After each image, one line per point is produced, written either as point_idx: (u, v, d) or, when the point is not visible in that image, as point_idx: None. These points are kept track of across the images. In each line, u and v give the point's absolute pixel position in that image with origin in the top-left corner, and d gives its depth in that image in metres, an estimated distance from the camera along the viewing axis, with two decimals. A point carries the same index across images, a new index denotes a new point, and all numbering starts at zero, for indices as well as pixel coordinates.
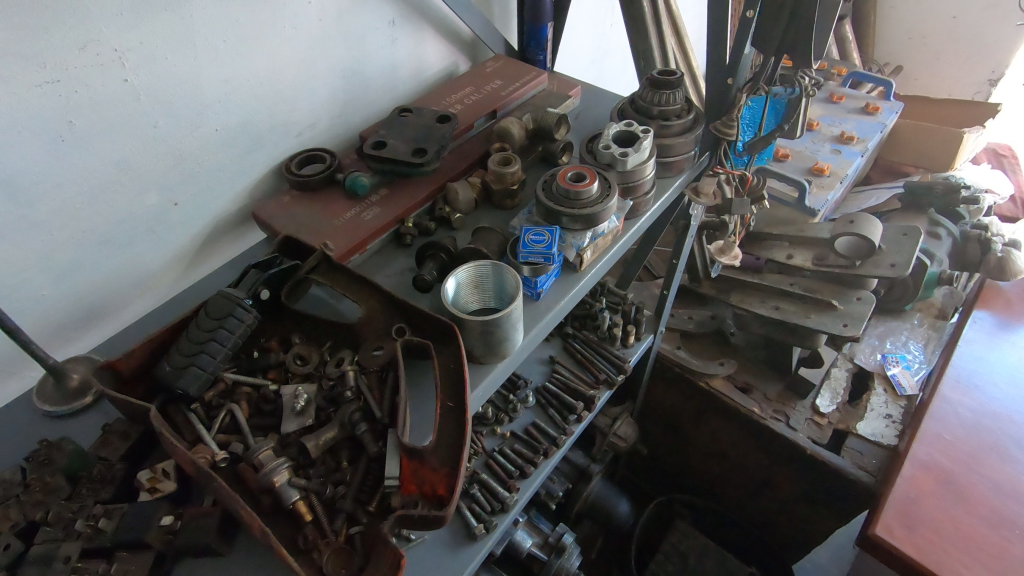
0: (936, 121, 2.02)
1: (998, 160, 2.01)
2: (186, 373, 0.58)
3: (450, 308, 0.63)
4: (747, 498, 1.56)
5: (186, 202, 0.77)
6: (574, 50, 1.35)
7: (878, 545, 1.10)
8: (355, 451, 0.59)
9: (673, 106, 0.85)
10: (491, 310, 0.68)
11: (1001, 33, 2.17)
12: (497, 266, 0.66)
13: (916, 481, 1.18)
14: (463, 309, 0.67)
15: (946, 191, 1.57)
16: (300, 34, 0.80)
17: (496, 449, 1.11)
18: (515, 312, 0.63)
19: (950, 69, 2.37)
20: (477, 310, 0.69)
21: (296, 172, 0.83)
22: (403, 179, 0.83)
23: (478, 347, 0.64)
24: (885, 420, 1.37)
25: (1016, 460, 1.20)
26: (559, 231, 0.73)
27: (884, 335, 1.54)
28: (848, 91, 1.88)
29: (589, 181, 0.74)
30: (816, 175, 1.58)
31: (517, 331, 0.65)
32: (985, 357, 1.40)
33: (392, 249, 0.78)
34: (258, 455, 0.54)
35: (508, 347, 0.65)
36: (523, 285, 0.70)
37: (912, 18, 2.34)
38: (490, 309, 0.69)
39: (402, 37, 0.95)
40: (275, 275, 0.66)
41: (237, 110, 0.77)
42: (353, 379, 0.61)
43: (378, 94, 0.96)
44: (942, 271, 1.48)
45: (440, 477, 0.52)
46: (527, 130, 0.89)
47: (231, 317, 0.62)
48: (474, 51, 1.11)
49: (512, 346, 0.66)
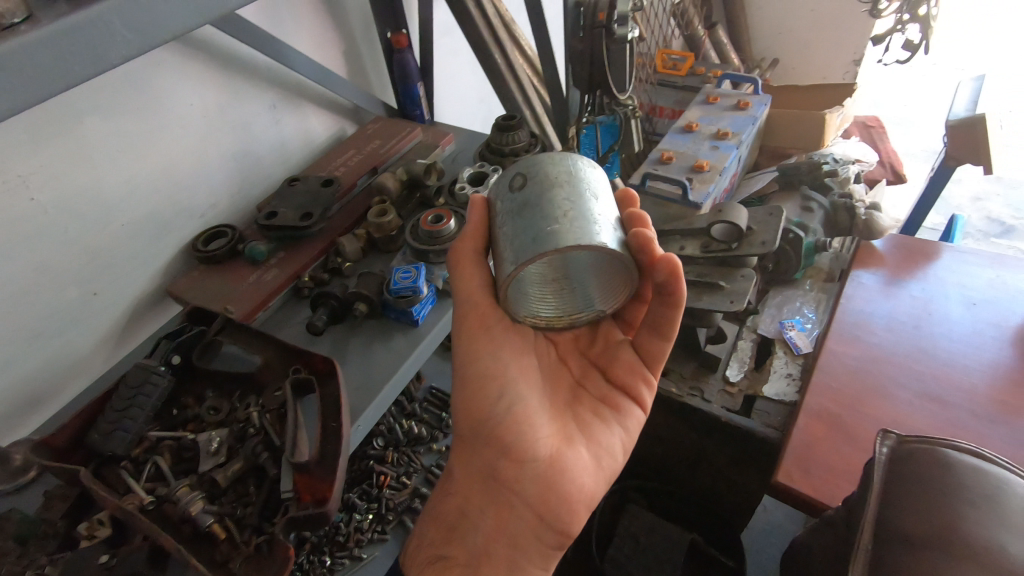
0: (804, 106, 2.25)
1: (868, 131, 2.24)
2: (112, 436, 0.69)
3: (566, 316, 0.85)
4: (690, 473, 1.65)
5: (105, 289, 0.88)
6: (461, 97, 1.51)
7: (784, 491, 1.20)
8: (260, 477, 0.71)
9: (521, 144, 1.02)
10: (633, 232, 0.72)
11: (854, 23, 2.48)
12: (623, 190, 0.81)
13: (810, 429, 1.28)
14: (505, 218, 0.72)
15: (811, 169, 1.82)
16: (187, 131, 0.93)
17: (434, 464, 1.25)
18: (534, 186, 0.70)
19: (821, 56, 2.65)
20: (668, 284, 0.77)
21: (202, 249, 0.94)
22: (296, 241, 0.95)
23: (504, 225, 0.71)
24: (786, 379, 1.52)
25: (894, 396, 1.31)
26: (426, 268, 0.88)
27: (781, 305, 1.71)
28: (723, 91, 2.07)
29: (446, 221, 0.89)
30: (698, 171, 1.74)
31: (548, 198, 0.68)
32: (865, 311, 1.53)
33: (293, 303, 0.90)
34: (176, 491, 0.66)
35: (470, 260, 0.76)
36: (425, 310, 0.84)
37: (778, 17, 2.65)
38: (559, 178, 0.70)
39: (285, 117, 1.09)
40: (183, 342, 0.78)
41: (142, 205, 0.89)
42: (257, 418, 0.73)
43: (271, 167, 1.10)
44: (817, 240, 1.70)
45: (325, 484, 0.64)
46: (402, 182, 1.02)
47: (147, 384, 0.73)
48: (358, 116, 1.26)
49: (531, 216, 0.67)
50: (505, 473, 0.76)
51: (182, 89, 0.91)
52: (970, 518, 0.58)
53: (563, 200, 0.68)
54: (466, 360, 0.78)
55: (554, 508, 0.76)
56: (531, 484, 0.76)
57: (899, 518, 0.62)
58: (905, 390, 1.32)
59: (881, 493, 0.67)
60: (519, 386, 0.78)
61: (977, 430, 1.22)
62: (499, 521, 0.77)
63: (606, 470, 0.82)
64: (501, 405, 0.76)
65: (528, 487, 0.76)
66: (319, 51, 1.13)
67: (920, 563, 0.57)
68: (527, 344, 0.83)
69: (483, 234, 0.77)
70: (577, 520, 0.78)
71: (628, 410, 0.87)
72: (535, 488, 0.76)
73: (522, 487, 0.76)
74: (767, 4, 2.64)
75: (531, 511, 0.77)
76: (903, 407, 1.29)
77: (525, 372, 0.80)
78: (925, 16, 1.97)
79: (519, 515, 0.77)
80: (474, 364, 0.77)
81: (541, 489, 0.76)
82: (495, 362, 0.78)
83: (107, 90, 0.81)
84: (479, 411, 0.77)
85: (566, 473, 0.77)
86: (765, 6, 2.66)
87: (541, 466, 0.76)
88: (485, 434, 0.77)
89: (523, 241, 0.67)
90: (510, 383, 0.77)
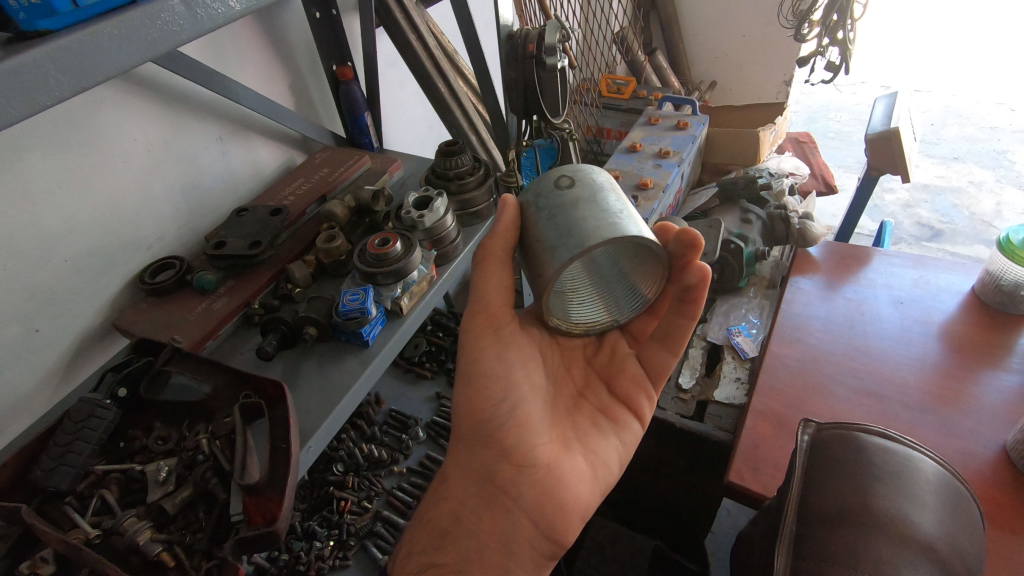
0: (741, 125, 2.39)
1: (799, 146, 2.39)
2: (56, 472, 0.68)
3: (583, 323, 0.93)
4: (650, 480, 1.71)
5: (47, 326, 0.87)
6: (410, 125, 1.56)
7: (735, 489, 1.25)
8: (210, 503, 0.73)
9: (463, 168, 1.07)
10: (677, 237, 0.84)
11: (782, 46, 2.67)
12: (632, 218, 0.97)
13: (757, 428, 1.34)
14: (549, 215, 0.78)
15: (747, 182, 1.93)
16: (131, 165, 0.94)
17: (395, 486, 1.26)
18: (575, 195, 0.78)
19: (754, 78, 2.83)
20: (692, 290, 0.87)
21: (148, 281, 0.94)
22: (245, 270, 0.96)
23: (552, 220, 0.77)
24: (735, 383, 1.58)
25: (833, 392, 1.39)
26: (374, 289, 0.90)
27: (727, 313, 1.79)
28: (663, 112, 2.17)
29: (392, 243, 0.92)
30: (643, 189, 1.81)
31: (597, 202, 0.77)
32: (807, 312, 1.63)
33: (243, 331, 0.91)
34: (122, 522, 0.67)
35: (496, 257, 0.81)
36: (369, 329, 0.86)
37: (712, 42, 2.82)
38: (602, 185, 0.80)
39: (232, 148, 1.11)
40: (130, 373, 0.77)
41: (85, 239, 0.89)
42: (206, 445, 0.74)
43: (219, 199, 1.11)
44: (756, 249, 1.79)
45: (276, 503, 0.65)
46: (351, 208, 1.05)
47: (92, 417, 0.72)
48: (307, 146, 1.29)
49: (583, 216, 0.75)
50: (502, 476, 0.79)
51: (126, 126, 0.92)
52: (879, 492, 0.70)
53: (611, 204, 0.77)
54: (470, 359, 0.82)
55: (548, 516, 0.80)
56: (527, 490, 0.79)
57: (821, 499, 0.74)
58: (841, 386, 1.40)
59: (805, 475, 0.79)
60: (521, 388, 0.81)
61: (909, 420, 1.30)
62: (492, 526, 0.79)
63: (601, 480, 0.85)
64: (503, 406, 0.80)
65: (523, 492, 0.79)
66: (265, 85, 1.16)
67: (843, 533, 0.68)
68: (532, 347, 0.87)
69: (513, 229, 0.82)
70: (570, 529, 0.81)
71: (626, 421, 0.92)
72: (532, 494, 0.79)
73: (518, 492, 0.79)
74: (702, 31, 2.81)
75: (524, 516, 0.79)
76: (841, 402, 1.36)
77: (527, 377, 0.83)
78: (843, 40, 2.13)
79: (511, 522, 0.79)
80: (478, 365, 0.81)
81: (537, 494, 0.79)
82: (501, 363, 0.81)
83: (47, 127, 0.82)
84: (482, 412, 0.80)
85: (561, 480, 0.80)
86: (701, 32, 2.82)
87: (539, 471, 0.79)
88: (487, 436, 0.80)
89: (577, 237, 0.73)
90: (513, 386, 0.81)
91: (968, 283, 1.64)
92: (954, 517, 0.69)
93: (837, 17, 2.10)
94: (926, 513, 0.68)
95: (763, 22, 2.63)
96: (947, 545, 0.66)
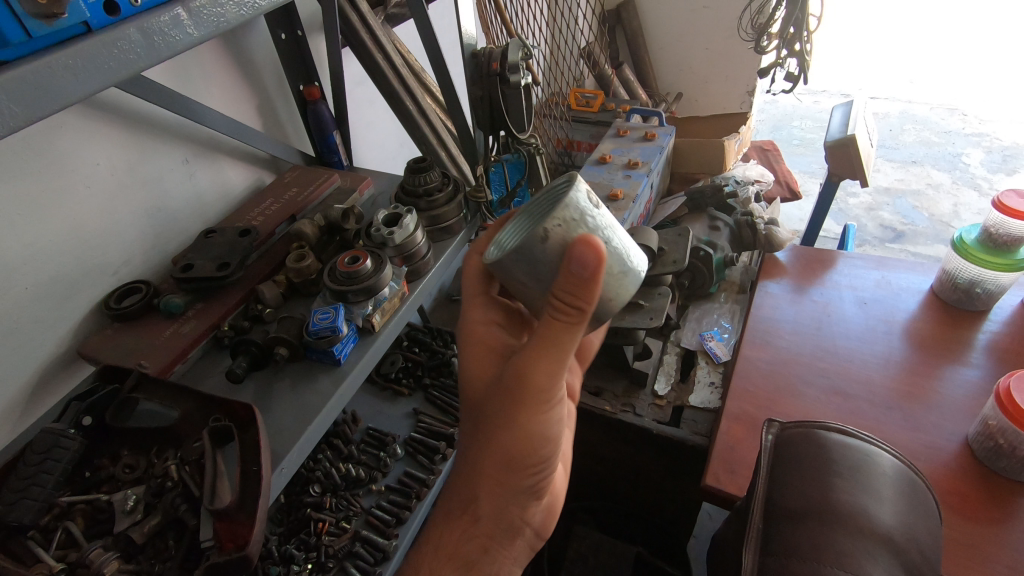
0: (706, 134, 2.45)
1: (764, 154, 2.47)
2: (18, 505, 0.66)
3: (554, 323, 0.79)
4: (630, 488, 1.72)
5: (8, 355, 0.85)
6: (380, 142, 1.57)
7: (712, 492, 1.27)
8: (179, 530, 0.73)
9: (432, 185, 1.08)
10: None
11: (743, 58, 2.75)
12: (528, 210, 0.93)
13: (731, 431, 1.36)
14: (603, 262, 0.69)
15: (714, 191, 1.98)
16: (95, 190, 0.93)
17: (373, 505, 1.23)
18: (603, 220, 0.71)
19: (718, 89, 2.91)
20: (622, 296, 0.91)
21: (113, 307, 0.93)
22: (214, 292, 0.95)
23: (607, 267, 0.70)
24: (709, 387, 1.61)
25: (802, 393, 1.42)
26: (345, 307, 0.90)
27: (700, 318, 1.82)
28: (631, 124, 2.22)
29: (362, 260, 0.92)
30: (613, 200, 1.84)
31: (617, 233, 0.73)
32: (777, 315, 1.67)
33: (212, 353, 0.90)
34: (89, 554, 0.68)
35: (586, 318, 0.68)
36: (339, 348, 0.86)
37: (678, 55, 2.90)
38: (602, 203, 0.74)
39: (199, 170, 1.11)
40: (96, 402, 0.75)
41: (47, 266, 0.88)
42: (175, 471, 0.73)
43: (187, 221, 1.10)
44: (725, 256, 1.83)
45: (249, 528, 0.65)
46: (321, 227, 1.06)
47: (55, 448, 0.70)
48: (276, 166, 1.29)
49: (625, 259, 0.73)
50: (526, 508, 0.82)
51: (89, 151, 0.91)
52: (840, 488, 0.73)
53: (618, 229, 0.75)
54: (528, 419, 0.72)
55: (546, 523, 0.89)
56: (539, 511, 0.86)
57: (786, 497, 0.76)
58: (810, 387, 1.43)
59: (770, 474, 0.82)
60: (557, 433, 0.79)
61: (875, 417, 1.33)
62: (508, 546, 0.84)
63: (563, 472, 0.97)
64: (546, 455, 0.77)
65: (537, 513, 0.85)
66: (232, 106, 1.16)
67: (804, 527, 0.70)
68: None
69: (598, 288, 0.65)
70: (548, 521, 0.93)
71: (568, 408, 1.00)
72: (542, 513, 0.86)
73: (533, 516, 0.84)
74: (667, 44, 2.88)
75: (533, 531, 0.86)
76: (811, 402, 1.39)
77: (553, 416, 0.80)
78: (800, 51, 2.20)
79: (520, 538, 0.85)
80: (538, 425, 0.74)
81: (544, 511, 0.87)
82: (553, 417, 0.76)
83: (7, 154, 0.81)
84: (527, 465, 0.76)
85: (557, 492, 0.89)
86: (665, 46, 2.89)
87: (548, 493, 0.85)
88: (524, 483, 0.79)
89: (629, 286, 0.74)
90: (558, 438, 0.78)
91: (927, 282, 1.70)
92: (910, 508, 0.72)
93: (793, 29, 2.18)
94: (883, 505, 0.70)
95: (725, 35, 2.72)
96: (904, 535, 0.68)
